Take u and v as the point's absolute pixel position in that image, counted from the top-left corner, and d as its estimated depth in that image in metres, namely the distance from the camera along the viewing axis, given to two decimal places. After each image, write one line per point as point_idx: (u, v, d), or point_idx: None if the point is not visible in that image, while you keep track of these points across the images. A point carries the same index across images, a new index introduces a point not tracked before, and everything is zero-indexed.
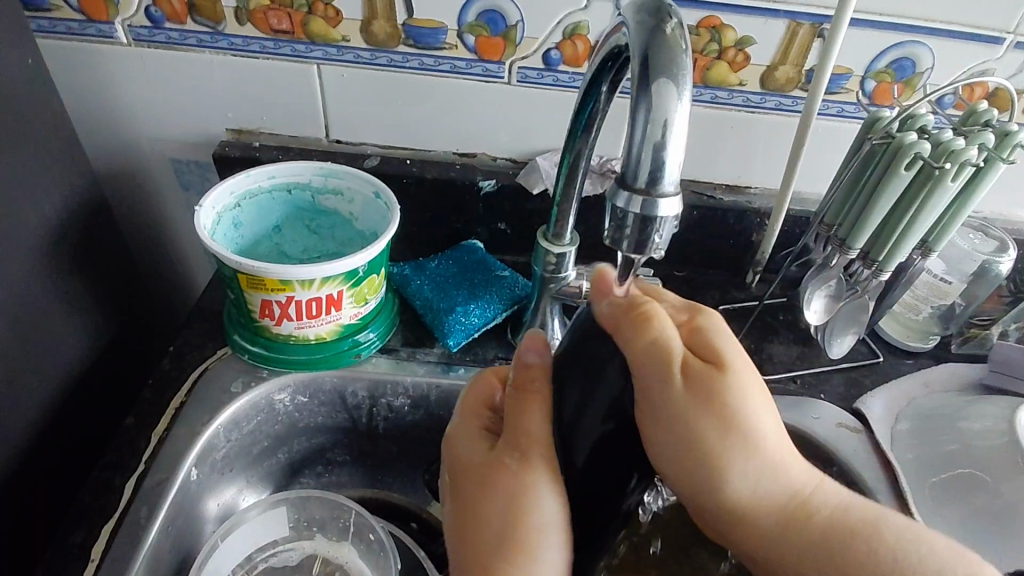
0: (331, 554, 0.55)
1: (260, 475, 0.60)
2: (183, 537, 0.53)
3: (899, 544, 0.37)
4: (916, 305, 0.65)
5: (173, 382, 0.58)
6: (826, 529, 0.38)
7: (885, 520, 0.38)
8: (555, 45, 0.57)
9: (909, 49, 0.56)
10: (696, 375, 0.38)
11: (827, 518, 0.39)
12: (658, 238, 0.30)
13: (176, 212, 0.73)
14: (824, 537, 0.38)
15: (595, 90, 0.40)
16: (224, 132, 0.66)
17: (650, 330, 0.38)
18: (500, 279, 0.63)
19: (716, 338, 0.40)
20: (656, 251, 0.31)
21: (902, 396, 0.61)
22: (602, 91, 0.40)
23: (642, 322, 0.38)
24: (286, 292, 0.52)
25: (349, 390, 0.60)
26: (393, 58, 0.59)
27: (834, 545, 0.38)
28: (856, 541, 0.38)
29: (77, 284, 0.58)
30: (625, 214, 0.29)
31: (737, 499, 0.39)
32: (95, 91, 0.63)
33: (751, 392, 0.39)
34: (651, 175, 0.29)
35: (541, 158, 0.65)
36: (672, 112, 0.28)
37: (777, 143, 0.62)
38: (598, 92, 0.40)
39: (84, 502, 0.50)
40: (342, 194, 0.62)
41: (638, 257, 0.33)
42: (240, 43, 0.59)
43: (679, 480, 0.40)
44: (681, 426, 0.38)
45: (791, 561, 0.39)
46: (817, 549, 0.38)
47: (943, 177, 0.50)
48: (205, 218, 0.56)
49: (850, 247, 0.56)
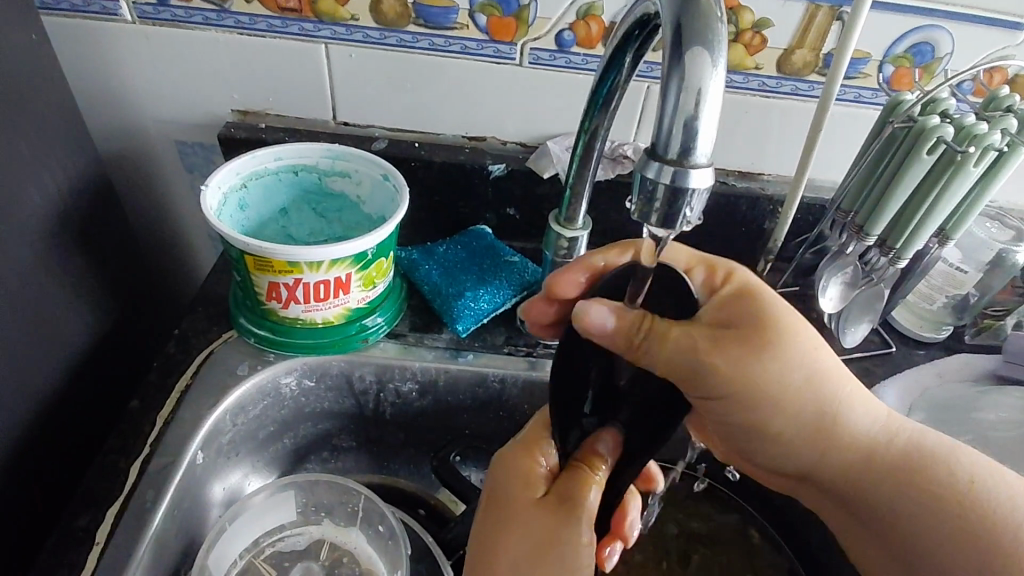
0: (339, 539, 0.54)
1: (265, 461, 0.60)
2: (189, 522, 0.52)
3: (971, 467, 0.41)
4: (930, 295, 0.64)
5: (178, 365, 0.57)
6: (909, 456, 0.42)
7: (957, 449, 0.42)
8: (569, 26, 0.56)
9: (929, 34, 0.55)
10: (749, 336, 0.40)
11: (907, 444, 0.42)
12: (690, 212, 0.29)
13: (180, 193, 0.72)
14: (901, 480, 0.41)
15: (617, 64, 0.38)
16: (229, 113, 0.64)
17: (667, 334, 0.39)
18: (510, 264, 0.63)
19: (761, 298, 0.42)
20: (686, 225, 0.29)
21: (914, 387, 0.60)
22: (624, 65, 0.39)
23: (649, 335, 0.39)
24: (294, 274, 0.51)
25: (356, 375, 0.59)
26: (403, 38, 0.58)
27: (925, 474, 0.41)
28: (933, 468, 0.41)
29: (80, 266, 0.57)
30: (655, 185, 0.28)
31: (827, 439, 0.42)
32: (98, 69, 0.61)
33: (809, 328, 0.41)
34: (683, 146, 0.28)
35: (552, 141, 0.63)
36: (706, 81, 0.27)
37: (792, 129, 0.62)
38: (620, 66, 0.38)
39: (87, 486, 0.49)
40: (350, 176, 0.61)
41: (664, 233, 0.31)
42: (246, 21, 0.58)
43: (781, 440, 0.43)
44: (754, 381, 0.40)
45: (891, 498, 0.41)
46: (905, 481, 0.41)
47: (966, 162, 0.49)
48: (211, 198, 0.55)
49: (867, 234, 0.55)
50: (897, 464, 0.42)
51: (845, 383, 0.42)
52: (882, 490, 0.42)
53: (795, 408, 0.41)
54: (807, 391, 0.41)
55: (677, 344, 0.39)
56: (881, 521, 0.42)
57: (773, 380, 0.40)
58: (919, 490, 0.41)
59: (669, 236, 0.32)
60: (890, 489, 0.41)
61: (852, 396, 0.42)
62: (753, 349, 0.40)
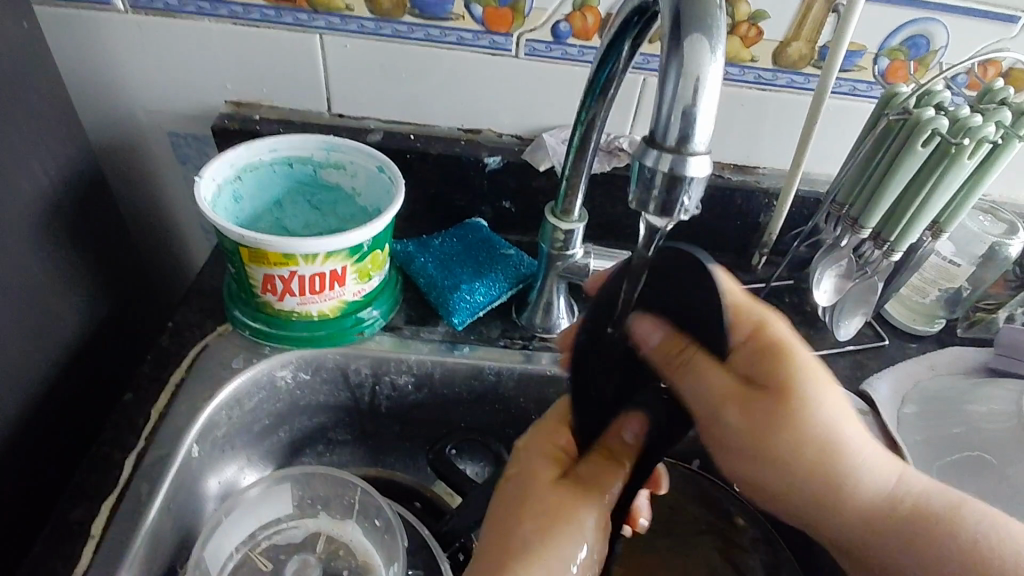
0: (336, 532, 0.54)
1: (261, 454, 0.59)
2: (185, 515, 0.52)
3: (978, 526, 0.40)
4: (923, 288, 0.64)
5: (172, 358, 0.56)
6: (914, 516, 0.41)
7: (963, 504, 0.41)
8: (565, 17, 0.56)
9: (924, 27, 0.55)
10: (756, 398, 0.41)
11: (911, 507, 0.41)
12: (687, 201, 0.29)
13: (173, 185, 0.71)
14: (914, 543, 0.41)
15: (616, 51, 0.38)
16: (222, 105, 0.64)
17: (703, 368, 0.41)
18: (506, 256, 0.63)
19: (782, 355, 0.41)
20: (684, 214, 0.29)
21: (907, 378, 0.61)
22: (622, 53, 0.38)
23: (688, 364, 0.41)
24: (289, 267, 0.51)
25: (352, 368, 0.59)
26: (398, 28, 0.58)
27: (927, 535, 0.40)
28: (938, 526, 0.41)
29: (72, 258, 0.56)
30: (653, 173, 0.28)
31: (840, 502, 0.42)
32: (89, 59, 0.61)
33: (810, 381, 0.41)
34: (681, 134, 0.27)
35: (547, 134, 0.63)
36: (705, 69, 0.27)
37: (787, 122, 0.62)
38: (618, 54, 0.38)
39: (81, 478, 0.49)
40: (344, 168, 0.61)
41: (662, 223, 0.31)
42: (240, 11, 0.57)
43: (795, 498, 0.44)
44: (767, 441, 0.42)
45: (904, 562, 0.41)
46: (914, 539, 0.41)
47: (960, 155, 0.49)
48: (206, 190, 0.55)
49: (861, 227, 0.55)
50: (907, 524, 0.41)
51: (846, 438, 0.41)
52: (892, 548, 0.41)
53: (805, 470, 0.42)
54: (813, 452, 0.41)
55: (702, 383, 0.41)
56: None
57: (780, 440, 0.41)
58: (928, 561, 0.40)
59: (666, 226, 0.32)
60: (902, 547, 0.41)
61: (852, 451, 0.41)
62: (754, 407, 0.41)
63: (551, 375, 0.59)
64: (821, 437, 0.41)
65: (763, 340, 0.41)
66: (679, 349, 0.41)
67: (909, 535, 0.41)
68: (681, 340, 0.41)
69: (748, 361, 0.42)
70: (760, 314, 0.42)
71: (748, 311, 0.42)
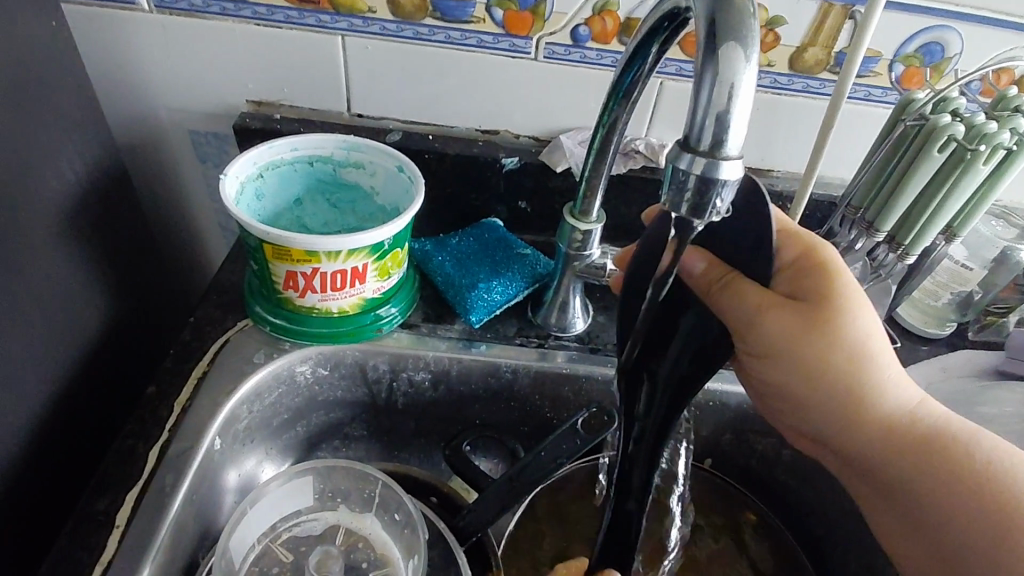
0: (355, 525, 0.55)
1: (280, 448, 0.60)
2: (207, 508, 0.53)
3: (991, 451, 0.41)
4: (935, 291, 0.65)
5: (194, 353, 0.57)
6: (930, 437, 0.42)
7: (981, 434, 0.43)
8: (584, 21, 0.57)
9: (940, 34, 0.56)
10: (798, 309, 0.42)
11: (931, 430, 0.43)
12: (719, 203, 0.29)
13: (193, 182, 0.72)
14: (927, 461, 0.42)
15: (643, 53, 0.39)
16: (244, 104, 0.65)
17: (750, 292, 0.40)
18: (523, 256, 0.63)
19: (829, 277, 0.42)
20: (716, 215, 0.30)
21: (919, 381, 0.62)
22: (649, 56, 0.39)
23: (733, 288, 0.40)
24: (312, 263, 0.52)
25: (370, 364, 0.60)
26: (420, 30, 0.58)
27: (942, 454, 0.42)
28: (952, 448, 0.42)
29: (96, 254, 0.57)
30: (686, 176, 0.29)
31: (864, 416, 0.43)
32: (113, 58, 0.62)
33: (856, 303, 0.42)
34: (715, 138, 0.28)
35: (564, 136, 0.64)
36: (739, 76, 0.28)
37: (802, 127, 0.62)
38: (645, 56, 0.39)
39: (107, 469, 0.50)
40: (364, 167, 0.62)
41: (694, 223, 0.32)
42: (264, 12, 0.58)
43: (818, 408, 0.45)
44: (800, 347, 0.43)
45: (915, 479, 0.42)
46: (927, 457, 0.42)
47: (975, 161, 0.50)
48: (230, 187, 0.56)
49: (877, 230, 0.56)
50: (922, 443, 0.42)
51: (878, 360, 0.43)
52: (903, 466, 0.43)
53: (830, 378, 0.43)
54: (845, 363, 0.42)
55: (741, 304, 0.40)
56: (909, 502, 0.43)
57: (813, 347, 0.42)
58: (938, 480, 0.42)
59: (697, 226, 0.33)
60: (913, 464, 0.42)
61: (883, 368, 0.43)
62: (795, 320, 0.42)
63: (567, 373, 0.60)
64: (855, 350, 0.42)
65: (814, 261, 0.43)
66: (723, 274, 0.40)
67: (922, 453, 0.42)
68: (728, 267, 0.40)
69: (796, 282, 0.43)
70: (810, 239, 0.43)
71: (794, 236, 0.44)
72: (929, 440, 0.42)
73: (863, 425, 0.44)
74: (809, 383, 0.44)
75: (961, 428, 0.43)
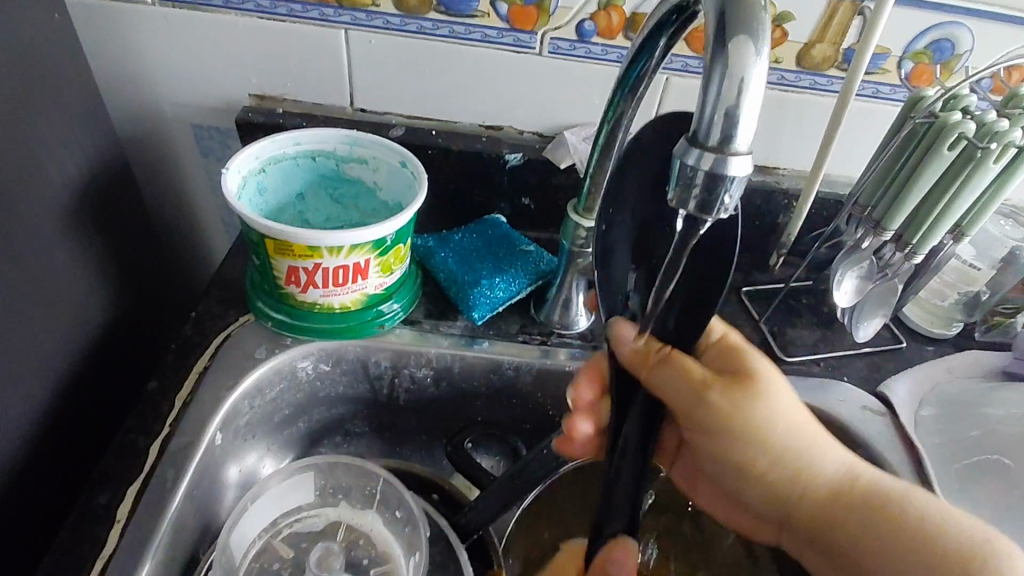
0: (356, 522, 0.55)
1: (280, 443, 0.60)
2: (208, 503, 0.53)
3: (933, 510, 0.42)
4: (942, 291, 0.65)
5: (196, 347, 0.57)
6: (873, 499, 0.43)
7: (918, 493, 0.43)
8: (589, 16, 0.56)
9: (949, 30, 0.55)
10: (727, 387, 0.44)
11: (874, 492, 0.43)
12: (727, 200, 0.29)
13: (195, 177, 0.72)
14: (873, 524, 0.42)
15: (652, 45, 0.38)
16: (246, 98, 0.64)
17: (681, 366, 0.42)
18: (526, 253, 0.63)
19: (744, 357, 0.46)
20: (724, 213, 0.29)
21: (925, 381, 0.61)
22: (658, 48, 0.38)
23: (662, 363, 0.42)
24: (313, 259, 0.52)
25: (372, 360, 0.59)
26: (423, 25, 0.58)
27: (883, 515, 0.42)
28: (894, 507, 0.42)
29: (98, 248, 0.57)
30: (694, 172, 0.28)
31: (796, 483, 0.45)
32: (116, 51, 0.61)
33: (775, 380, 0.46)
34: (724, 133, 0.28)
35: (568, 132, 0.63)
36: (749, 69, 0.27)
37: (809, 124, 0.62)
38: (654, 47, 0.38)
39: (108, 463, 0.50)
40: (367, 162, 0.61)
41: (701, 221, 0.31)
42: (267, 6, 0.58)
43: (755, 480, 0.46)
44: (730, 421, 0.44)
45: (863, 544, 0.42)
46: (876, 516, 0.42)
47: (985, 159, 0.49)
48: (232, 182, 0.55)
49: (884, 229, 0.55)
50: (862, 503, 0.43)
51: (806, 430, 0.45)
52: (847, 530, 0.43)
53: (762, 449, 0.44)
54: (772, 433, 0.44)
55: (675, 379, 0.42)
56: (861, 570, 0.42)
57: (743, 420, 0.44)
58: (883, 547, 0.41)
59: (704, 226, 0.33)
60: (854, 524, 0.43)
61: (813, 439, 0.45)
62: (727, 391, 0.44)
63: (569, 370, 0.60)
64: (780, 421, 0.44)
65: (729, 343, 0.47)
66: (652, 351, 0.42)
67: (862, 515, 0.43)
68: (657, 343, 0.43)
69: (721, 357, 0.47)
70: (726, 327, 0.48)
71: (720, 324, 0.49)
72: (864, 499, 0.43)
73: (803, 491, 0.44)
74: (744, 455, 0.45)
75: (898, 488, 0.44)
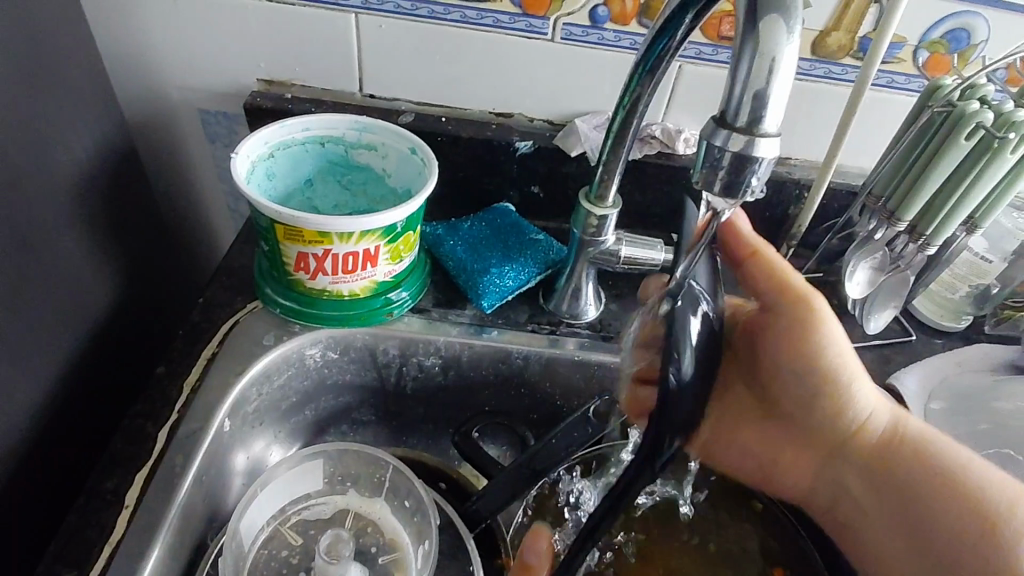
0: (364, 509, 0.55)
1: (288, 431, 0.60)
2: (216, 489, 0.53)
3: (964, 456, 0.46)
4: (953, 284, 0.64)
5: (203, 333, 0.57)
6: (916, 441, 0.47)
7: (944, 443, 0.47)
8: (603, 2, 0.56)
9: (966, 19, 0.54)
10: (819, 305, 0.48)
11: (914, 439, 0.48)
12: (754, 180, 0.31)
13: (201, 162, 0.71)
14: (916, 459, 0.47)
15: (676, 23, 0.37)
16: (254, 83, 0.64)
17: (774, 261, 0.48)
18: (536, 241, 0.63)
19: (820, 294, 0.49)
20: (750, 193, 0.31)
21: (936, 373, 0.60)
22: (683, 25, 0.37)
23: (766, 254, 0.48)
24: (323, 245, 0.51)
25: (380, 348, 0.59)
26: (434, 9, 0.57)
27: (925, 456, 0.47)
28: (938, 452, 0.46)
29: (104, 233, 0.57)
30: (722, 153, 0.30)
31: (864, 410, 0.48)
32: (122, 34, 0.60)
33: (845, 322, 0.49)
34: (752, 115, 0.30)
35: (579, 120, 0.63)
36: (780, 50, 0.29)
37: (822, 115, 0.61)
38: (679, 26, 0.37)
39: (116, 449, 0.49)
40: (375, 149, 0.61)
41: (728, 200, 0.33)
42: None
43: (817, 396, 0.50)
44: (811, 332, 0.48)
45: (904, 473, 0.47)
46: (914, 454, 0.47)
47: (1003, 149, 0.49)
48: (241, 166, 0.55)
49: (898, 220, 0.55)
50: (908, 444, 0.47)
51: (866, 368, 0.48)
52: (895, 460, 0.47)
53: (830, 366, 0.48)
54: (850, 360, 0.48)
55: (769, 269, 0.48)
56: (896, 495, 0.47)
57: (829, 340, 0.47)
58: (932, 480, 0.45)
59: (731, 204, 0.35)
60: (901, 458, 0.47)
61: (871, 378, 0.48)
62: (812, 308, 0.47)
63: (578, 360, 0.59)
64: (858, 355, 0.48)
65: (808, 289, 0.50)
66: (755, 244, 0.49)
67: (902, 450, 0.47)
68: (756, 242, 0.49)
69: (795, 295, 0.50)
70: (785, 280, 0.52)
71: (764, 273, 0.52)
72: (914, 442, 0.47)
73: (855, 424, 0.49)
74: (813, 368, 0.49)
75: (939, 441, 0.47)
